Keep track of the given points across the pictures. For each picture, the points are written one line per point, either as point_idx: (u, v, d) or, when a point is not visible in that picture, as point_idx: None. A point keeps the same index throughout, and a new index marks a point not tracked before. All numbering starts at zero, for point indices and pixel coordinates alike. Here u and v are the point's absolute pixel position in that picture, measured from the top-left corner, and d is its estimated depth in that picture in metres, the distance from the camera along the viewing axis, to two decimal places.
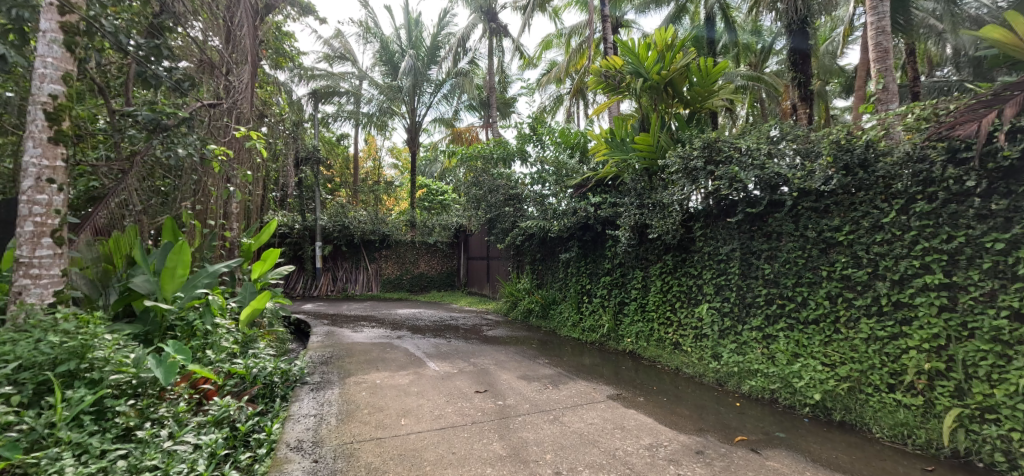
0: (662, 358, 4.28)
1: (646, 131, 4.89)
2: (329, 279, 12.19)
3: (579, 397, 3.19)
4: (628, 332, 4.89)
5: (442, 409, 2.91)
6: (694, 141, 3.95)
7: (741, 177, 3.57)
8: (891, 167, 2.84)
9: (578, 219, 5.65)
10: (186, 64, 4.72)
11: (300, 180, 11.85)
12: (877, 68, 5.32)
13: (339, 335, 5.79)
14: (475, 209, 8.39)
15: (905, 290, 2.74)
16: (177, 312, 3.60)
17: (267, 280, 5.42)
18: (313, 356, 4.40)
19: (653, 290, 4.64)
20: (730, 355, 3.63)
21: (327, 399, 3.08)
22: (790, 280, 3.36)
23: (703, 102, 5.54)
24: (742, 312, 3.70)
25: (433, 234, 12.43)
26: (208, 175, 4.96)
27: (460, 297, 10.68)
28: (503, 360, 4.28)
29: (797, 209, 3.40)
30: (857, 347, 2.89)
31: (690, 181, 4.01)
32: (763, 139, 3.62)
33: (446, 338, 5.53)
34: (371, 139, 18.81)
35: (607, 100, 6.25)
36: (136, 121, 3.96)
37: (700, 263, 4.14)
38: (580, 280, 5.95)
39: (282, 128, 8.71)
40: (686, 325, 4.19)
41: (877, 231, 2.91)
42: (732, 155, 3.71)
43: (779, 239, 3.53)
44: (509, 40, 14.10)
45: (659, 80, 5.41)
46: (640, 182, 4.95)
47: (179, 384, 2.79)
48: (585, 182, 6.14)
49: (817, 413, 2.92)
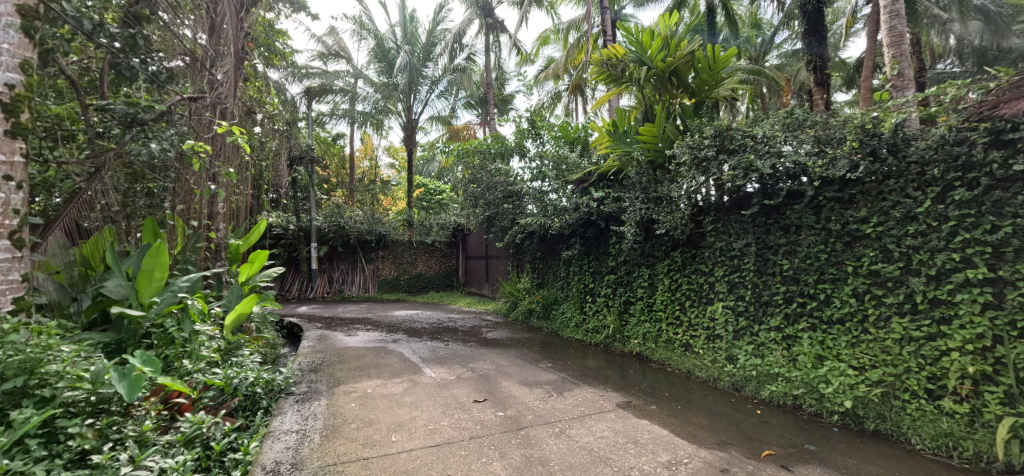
0: (671, 361, 4.03)
1: (650, 122, 4.65)
2: (326, 280, 11.94)
3: (587, 405, 2.95)
4: (634, 333, 4.65)
5: (437, 422, 2.66)
6: (705, 130, 3.70)
7: (757, 166, 3.32)
8: (924, 152, 2.61)
9: (580, 215, 5.40)
10: (166, 55, 4.46)
11: (294, 180, 11.59)
12: (891, 53, 5.09)
13: (331, 339, 5.54)
14: (473, 208, 8.14)
15: (942, 287, 2.50)
16: (153, 319, 3.35)
17: (256, 282, 5.18)
18: (302, 363, 4.16)
19: (661, 288, 4.41)
20: (746, 358, 3.39)
21: (312, 413, 2.83)
22: (812, 277, 3.13)
23: (709, 92, 5.29)
24: (759, 311, 3.46)
25: (431, 233, 12.19)
26: (190, 172, 4.70)
27: (458, 298, 10.44)
28: (503, 364, 4.04)
29: (818, 200, 3.16)
30: (889, 349, 2.65)
31: (700, 172, 3.76)
32: (780, 125, 3.37)
33: (443, 341, 5.29)
34: (367, 138, 18.54)
35: (609, 91, 6.00)
36: (110, 115, 3.71)
37: (711, 260, 3.91)
38: (582, 278, 5.71)
39: (273, 126, 8.45)
40: (697, 325, 3.95)
41: (909, 222, 2.68)
42: (746, 144, 3.47)
43: (799, 233, 3.29)
44: (506, 35, 13.84)
45: (663, 69, 5.16)
46: (645, 175, 4.71)
47: (148, 399, 2.55)
48: (586, 176, 5.92)
49: (848, 422, 2.67)
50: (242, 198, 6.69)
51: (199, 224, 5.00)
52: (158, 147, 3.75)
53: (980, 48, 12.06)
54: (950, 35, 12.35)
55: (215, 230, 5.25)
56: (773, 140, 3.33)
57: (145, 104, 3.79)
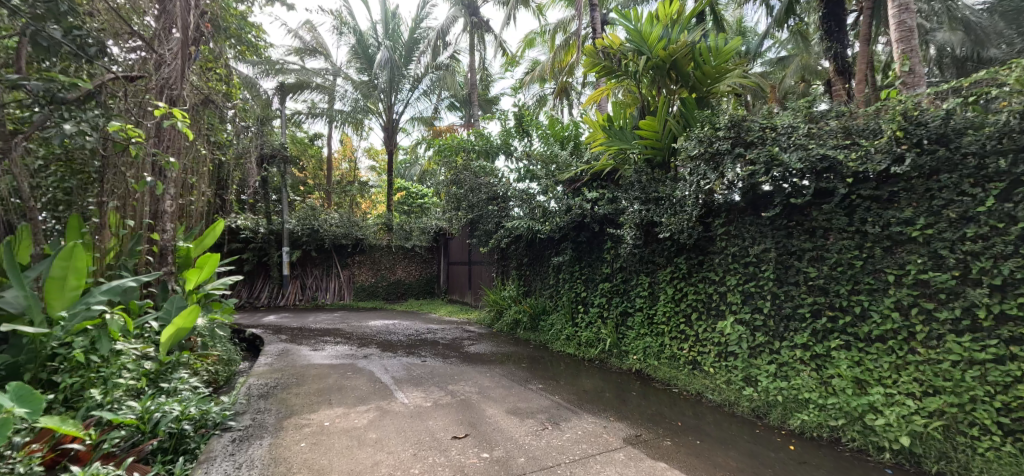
0: (678, 381, 3.56)
1: (649, 116, 4.30)
2: (297, 287, 11.22)
3: (588, 442, 2.46)
4: (633, 348, 4.18)
5: (406, 470, 2.13)
6: (718, 120, 3.28)
7: (782, 160, 2.89)
8: (985, 143, 2.23)
9: (572, 217, 4.93)
10: (100, 28, 3.84)
11: (265, 180, 10.87)
12: (900, 49, 4.79)
13: (293, 354, 4.89)
14: (454, 211, 7.61)
15: (1011, 300, 2.12)
16: (61, 338, 2.75)
17: (205, 290, 4.56)
18: (252, 386, 3.56)
19: (663, 299, 3.97)
20: (767, 380, 2.96)
21: (249, 459, 2.27)
22: (846, 287, 2.71)
23: (714, 86, 4.79)
24: (779, 326, 3.04)
25: (411, 238, 11.57)
26: (127, 164, 4.05)
27: (440, 306, 9.83)
28: (488, 386, 3.51)
29: (850, 199, 2.76)
30: (948, 373, 2.25)
31: (712, 168, 3.33)
32: (805, 115, 2.98)
33: (419, 356, 4.72)
34: (346, 139, 17.80)
35: (604, 85, 5.57)
36: (21, 91, 3.08)
37: (722, 268, 3.48)
38: (574, 287, 5.23)
39: (239, 121, 7.79)
40: (705, 341, 3.52)
41: (966, 223, 2.29)
42: (765, 135, 3.06)
43: (826, 237, 2.88)
44: (491, 35, 13.36)
45: (663, 61, 4.76)
46: (644, 174, 4.28)
47: (28, 446, 2.00)
48: (578, 176, 5.48)
49: (902, 462, 2.24)
50: (198, 198, 6.02)
51: (137, 223, 4.35)
52: (77, 131, 3.13)
53: (960, 58, 12.00)
54: (930, 44, 12.36)
55: (159, 231, 4.59)
56: (798, 130, 2.93)
57: (66, 80, 3.17)
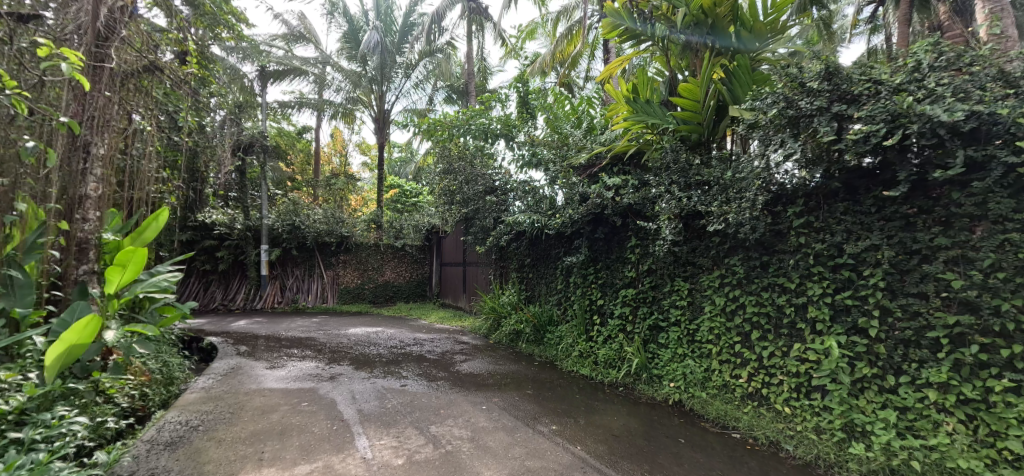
0: (738, 420, 2.68)
1: (690, 79, 3.58)
2: (277, 288, 10.26)
3: None
4: (668, 373, 3.28)
5: None
6: (805, 71, 2.40)
7: (913, 116, 2.02)
8: None
9: (589, 209, 3.99)
10: None
11: (242, 171, 9.94)
12: (988, 9, 3.80)
13: (243, 375, 3.94)
14: (447, 206, 6.67)
15: None
16: None
17: (135, 293, 3.66)
18: (167, 425, 2.66)
19: (709, 311, 3.08)
20: (888, 433, 2.11)
21: None
22: (1014, 303, 1.85)
23: (762, 50, 3.83)
24: (894, 354, 2.18)
25: (402, 236, 10.60)
26: (22, 129, 3.13)
27: (431, 311, 8.89)
28: (489, 429, 2.61)
29: (1018, 174, 1.90)
30: None
31: (793, 135, 2.44)
32: (939, 60, 2.13)
33: (401, 378, 3.80)
34: (336, 133, 16.79)
35: (622, 56, 4.56)
36: None
37: (799, 272, 2.58)
38: (587, 293, 4.36)
39: (213, 105, 6.92)
40: (774, 370, 2.66)
41: None
42: (880, 85, 2.18)
43: (971, 230, 2.02)
44: (491, 23, 12.44)
45: (705, 15, 3.70)
46: (682, 152, 3.36)
47: None
48: (594, 160, 4.54)
49: None
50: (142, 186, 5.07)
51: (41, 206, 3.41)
52: None
53: None
54: None
55: (73, 218, 3.66)
56: (930, 78, 2.08)
57: None
